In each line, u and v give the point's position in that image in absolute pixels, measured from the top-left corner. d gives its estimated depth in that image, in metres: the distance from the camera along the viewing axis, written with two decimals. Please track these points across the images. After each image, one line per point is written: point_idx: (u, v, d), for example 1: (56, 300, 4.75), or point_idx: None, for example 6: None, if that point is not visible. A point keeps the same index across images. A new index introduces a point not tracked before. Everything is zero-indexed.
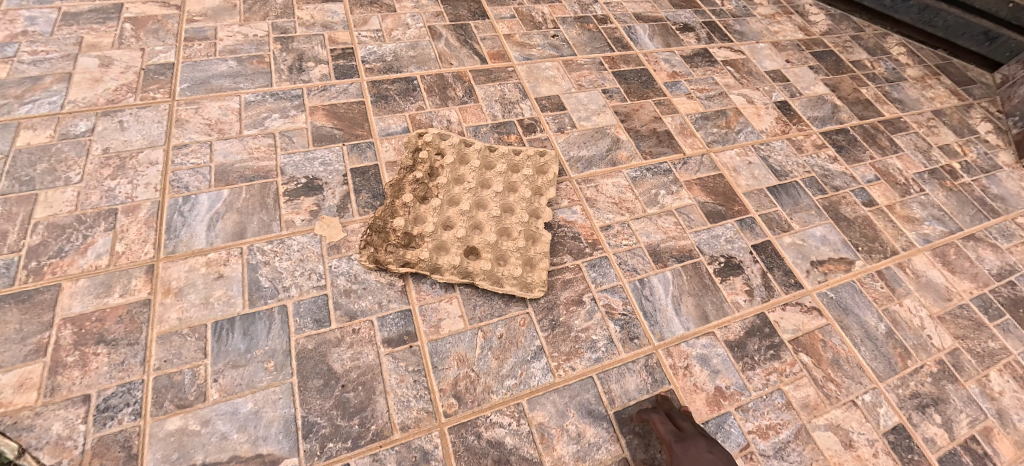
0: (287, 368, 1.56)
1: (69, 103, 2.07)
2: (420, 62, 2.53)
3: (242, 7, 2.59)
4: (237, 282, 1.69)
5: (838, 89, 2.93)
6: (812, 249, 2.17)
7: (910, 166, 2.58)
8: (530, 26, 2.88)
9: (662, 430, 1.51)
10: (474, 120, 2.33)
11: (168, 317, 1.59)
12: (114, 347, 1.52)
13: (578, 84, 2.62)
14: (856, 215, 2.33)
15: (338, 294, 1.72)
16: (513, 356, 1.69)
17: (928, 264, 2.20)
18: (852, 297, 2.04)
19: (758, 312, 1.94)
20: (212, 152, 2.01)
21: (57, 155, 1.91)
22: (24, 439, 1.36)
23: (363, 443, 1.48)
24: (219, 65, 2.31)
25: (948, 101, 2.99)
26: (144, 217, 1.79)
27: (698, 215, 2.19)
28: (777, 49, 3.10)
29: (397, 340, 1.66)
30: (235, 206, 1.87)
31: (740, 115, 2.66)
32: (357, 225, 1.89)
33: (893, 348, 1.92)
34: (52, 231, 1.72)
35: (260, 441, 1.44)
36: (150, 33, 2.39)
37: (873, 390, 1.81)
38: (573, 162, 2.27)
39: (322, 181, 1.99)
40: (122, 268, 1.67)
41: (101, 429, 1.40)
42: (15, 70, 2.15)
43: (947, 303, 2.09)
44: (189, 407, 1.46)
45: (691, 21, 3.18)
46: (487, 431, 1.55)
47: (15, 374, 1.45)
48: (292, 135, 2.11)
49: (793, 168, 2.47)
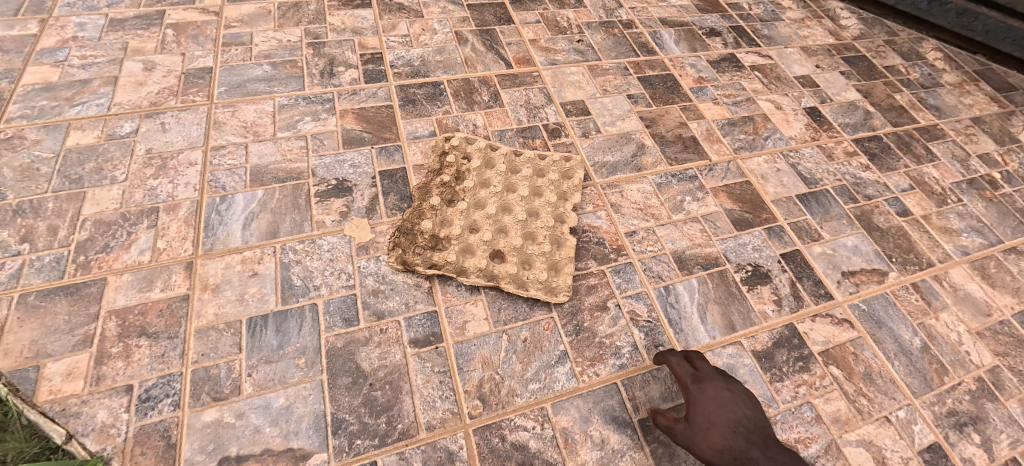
0: (317, 365, 1.60)
1: (116, 105, 2.16)
2: (447, 67, 2.57)
3: (276, 14, 2.67)
4: (270, 280, 1.75)
5: (871, 96, 2.87)
6: (843, 259, 2.13)
7: (946, 175, 2.51)
8: (556, 31, 2.90)
9: (680, 372, 1.58)
10: (499, 124, 2.36)
11: (205, 312, 1.65)
12: (155, 340, 1.59)
13: (603, 89, 2.63)
14: (890, 225, 2.27)
15: (367, 294, 1.76)
16: (538, 360, 1.70)
17: (965, 277, 2.14)
18: (885, 311, 1.99)
19: (787, 323, 1.91)
20: (248, 154, 2.07)
21: (104, 155, 2.00)
22: (72, 426, 1.43)
23: (390, 441, 1.50)
24: (255, 70, 2.39)
25: (987, 108, 2.89)
26: (184, 215, 1.86)
27: (724, 223, 2.17)
28: (806, 54, 3.06)
29: (423, 341, 1.69)
30: (269, 206, 1.93)
31: (768, 121, 2.63)
32: (385, 226, 1.93)
33: (929, 363, 1.87)
34: (99, 227, 1.80)
35: (292, 436, 1.48)
36: (191, 39, 2.48)
37: (908, 406, 1.77)
38: (599, 167, 2.28)
39: (351, 183, 2.04)
40: (163, 264, 1.74)
41: (142, 419, 1.46)
42: (66, 73, 2.26)
43: (987, 318, 2.02)
44: (224, 400, 1.51)
45: (717, 26, 3.15)
46: (512, 434, 1.56)
47: (65, 363, 1.52)
48: (323, 138, 2.17)
49: (823, 175, 2.43)
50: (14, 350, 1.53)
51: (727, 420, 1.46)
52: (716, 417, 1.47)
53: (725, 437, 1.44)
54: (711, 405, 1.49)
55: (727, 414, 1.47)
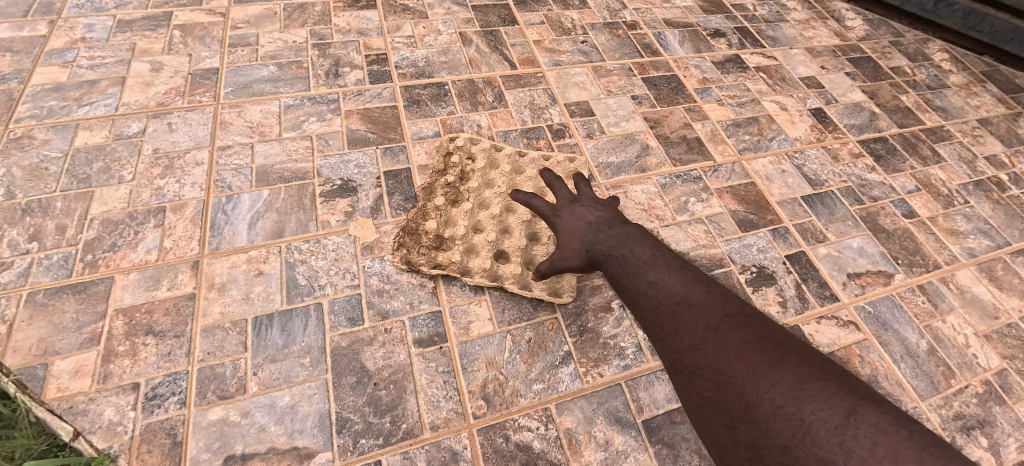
0: (322, 365, 1.60)
1: (123, 106, 2.18)
2: (451, 67, 2.58)
3: (282, 15, 2.69)
4: (276, 279, 1.76)
5: (876, 97, 2.86)
6: (848, 261, 2.12)
7: (953, 177, 2.50)
8: (560, 32, 2.90)
9: (540, 205, 1.49)
10: (504, 125, 2.37)
11: (211, 311, 1.66)
12: (161, 339, 1.60)
13: (607, 90, 2.63)
14: (896, 227, 2.26)
15: (371, 294, 1.76)
16: (542, 361, 1.70)
17: (972, 280, 2.12)
18: (891, 313, 1.98)
19: (792, 325, 1.91)
20: (254, 154, 2.08)
21: (112, 155, 2.01)
22: (79, 423, 1.44)
23: (394, 441, 1.50)
24: (261, 71, 2.40)
25: (994, 109, 2.88)
26: (190, 215, 1.87)
27: (729, 224, 2.17)
28: (811, 55, 3.05)
29: (428, 341, 1.69)
30: (275, 206, 1.94)
31: (773, 123, 2.62)
32: (390, 226, 1.94)
33: (935, 366, 1.86)
34: (107, 226, 1.81)
35: (297, 435, 1.48)
36: (197, 40, 2.50)
37: (914, 409, 1.76)
38: (603, 168, 2.29)
39: (356, 183, 2.04)
40: (169, 263, 1.75)
41: (148, 417, 1.46)
42: (74, 74, 2.28)
43: (994, 321, 2.01)
44: (230, 399, 1.51)
45: (722, 27, 3.15)
46: (516, 435, 1.56)
47: (72, 360, 1.53)
48: (328, 138, 2.18)
49: (828, 177, 2.42)
50: (22, 348, 1.54)
51: (581, 224, 1.40)
52: (571, 227, 1.40)
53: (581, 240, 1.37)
54: (572, 225, 1.41)
55: (584, 221, 1.41)
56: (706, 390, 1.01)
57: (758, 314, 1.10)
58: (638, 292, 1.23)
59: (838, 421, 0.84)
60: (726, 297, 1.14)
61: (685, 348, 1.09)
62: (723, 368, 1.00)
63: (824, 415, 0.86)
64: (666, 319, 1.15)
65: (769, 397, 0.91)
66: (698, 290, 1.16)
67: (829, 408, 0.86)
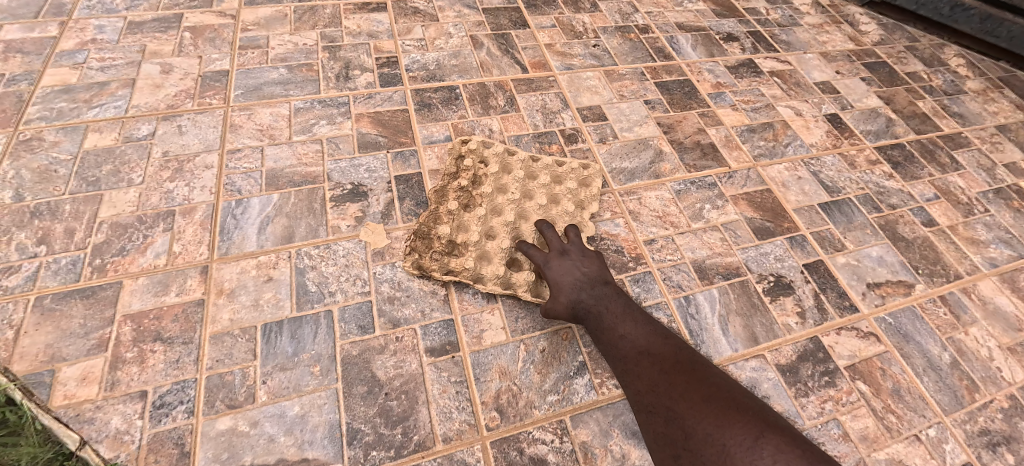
0: (333, 374, 1.57)
1: (133, 108, 2.16)
2: (462, 71, 2.55)
3: (293, 17, 2.67)
4: (286, 286, 1.73)
5: (893, 102, 2.81)
6: (868, 270, 2.07)
7: (972, 184, 2.45)
8: (572, 36, 2.87)
9: (534, 256, 1.69)
10: (516, 129, 2.33)
11: (220, 317, 1.64)
12: (169, 346, 1.57)
13: (620, 94, 2.59)
14: (916, 235, 2.22)
15: (382, 301, 1.73)
16: (556, 371, 1.66)
17: (995, 291, 2.07)
18: (913, 325, 1.93)
19: (811, 335, 1.86)
20: (264, 158, 2.06)
21: (121, 157, 2.00)
22: (86, 432, 1.41)
23: (405, 453, 1.47)
24: (271, 73, 2.38)
25: (1014, 116, 2.82)
26: (199, 219, 1.85)
27: (745, 231, 2.12)
28: (826, 60, 3.00)
29: (440, 350, 1.66)
30: (284, 211, 1.91)
31: (788, 128, 2.58)
32: (401, 232, 1.91)
33: (959, 380, 1.81)
34: (115, 230, 1.79)
35: (307, 446, 1.45)
36: (208, 42, 2.48)
37: (938, 424, 1.71)
38: (616, 173, 2.25)
39: (367, 187, 2.02)
40: (178, 268, 1.72)
41: (156, 426, 1.44)
42: (84, 76, 2.27)
43: (1018, 333, 1.96)
44: (239, 408, 1.49)
45: (735, 31, 3.11)
46: (530, 447, 1.52)
47: (79, 367, 1.51)
48: (339, 142, 2.15)
49: (845, 184, 2.38)
50: (29, 353, 1.52)
51: (569, 279, 1.60)
52: (560, 280, 1.61)
53: (567, 295, 1.58)
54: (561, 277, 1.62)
55: (571, 276, 1.61)
56: (659, 426, 1.27)
57: (699, 362, 1.39)
58: (611, 343, 1.50)
59: (747, 442, 1.06)
60: (679, 347, 1.44)
61: (644, 390, 1.37)
62: (671, 406, 1.27)
63: (741, 439, 1.07)
64: (632, 366, 1.43)
65: (702, 429, 1.16)
66: (657, 341, 1.46)
67: (743, 434, 1.08)
